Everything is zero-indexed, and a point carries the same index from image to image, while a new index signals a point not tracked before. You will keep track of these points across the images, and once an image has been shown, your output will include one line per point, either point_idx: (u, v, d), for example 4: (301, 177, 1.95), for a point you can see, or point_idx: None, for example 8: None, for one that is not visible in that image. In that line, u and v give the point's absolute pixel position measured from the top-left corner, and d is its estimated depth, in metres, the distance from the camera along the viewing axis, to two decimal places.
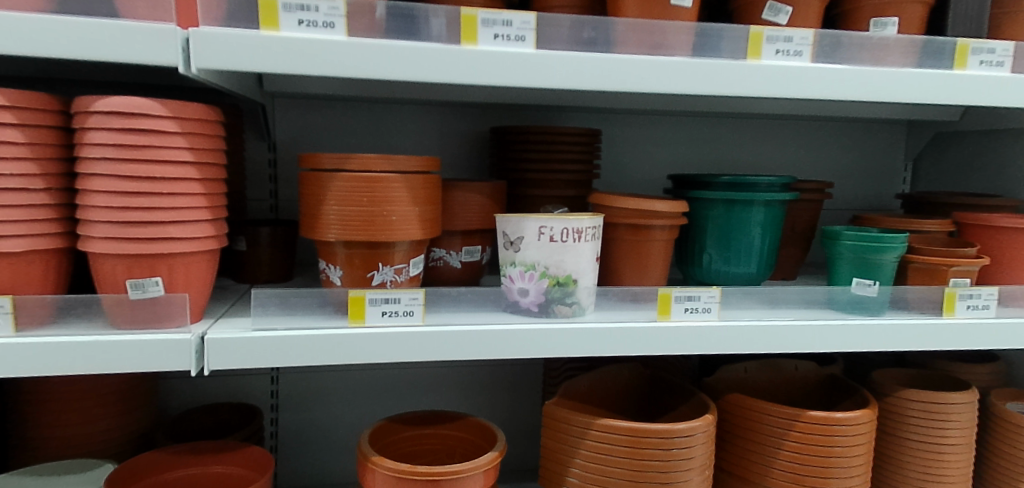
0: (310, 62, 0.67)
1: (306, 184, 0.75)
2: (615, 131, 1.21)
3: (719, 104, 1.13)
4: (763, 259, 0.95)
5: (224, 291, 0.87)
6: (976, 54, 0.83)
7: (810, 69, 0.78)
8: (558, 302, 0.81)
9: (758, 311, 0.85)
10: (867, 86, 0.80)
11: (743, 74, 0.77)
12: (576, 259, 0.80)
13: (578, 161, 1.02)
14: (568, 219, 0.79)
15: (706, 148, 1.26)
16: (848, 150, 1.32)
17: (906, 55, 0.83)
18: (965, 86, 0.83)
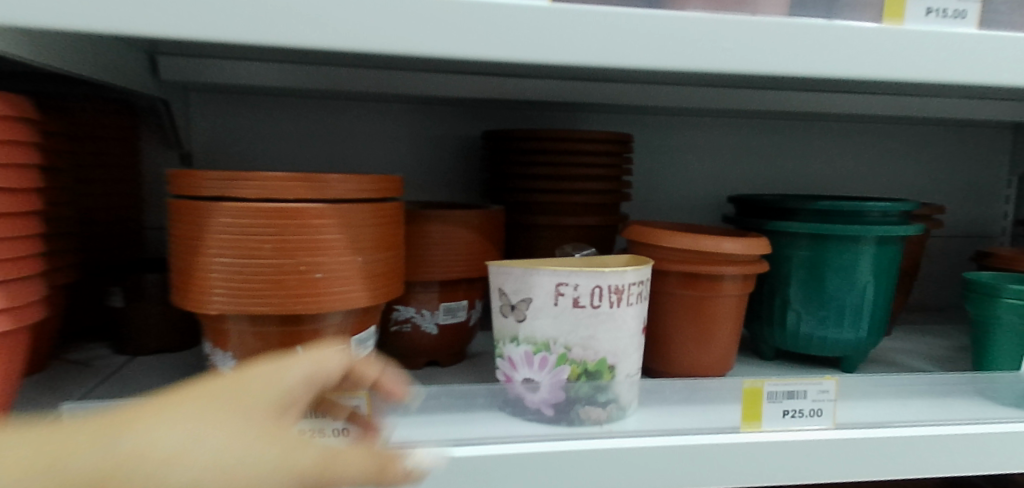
0: (162, 14, 0.39)
1: (176, 222, 0.46)
2: (647, 137, 0.93)
3: (790, 101, 0.85)
4: (873, 319, 0.66)
5: (80, 375, 0.59)
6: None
7: (992, 36, 0.49)
8: (585, 402, 0.52)
9: (891, 410, 0.56)
10: None
11: (895, 45, 0.47)
12: (614, 335, 0.52)
13: (601, 179, 0.74)
14: (602, 272, 0.50)
15: (763, 160, 0.98)
16: (941, 160, 1.04)
17: None
18: None
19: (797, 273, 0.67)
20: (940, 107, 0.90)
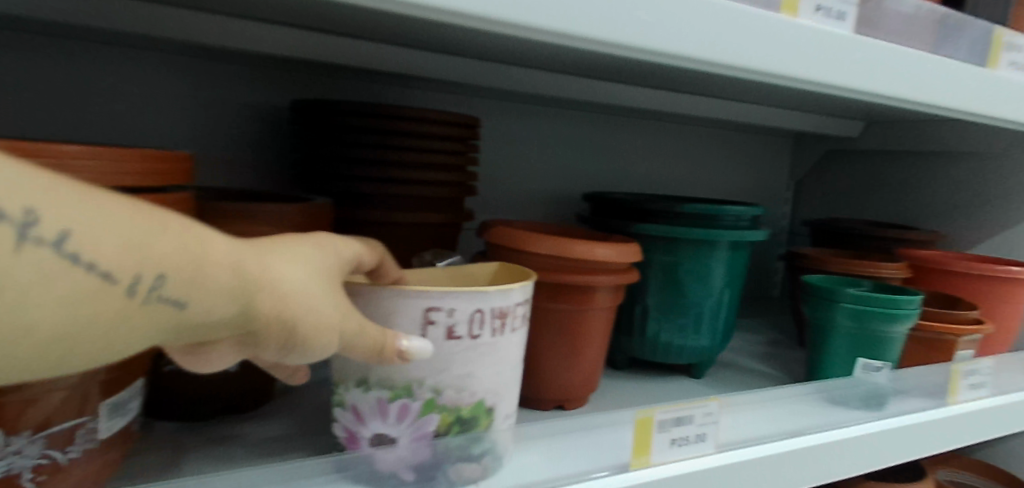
0: None
1: None
2: (491, 127, 0.87)
3: (637, 97, 0.84)
4: (722, 325, 0.65)
5: None
6: (1010, 51, 0.65)
7: (859, 43, 0.50)
8: (458, 459, 0.40)
9: (763, 423, 0.54)
10: (913, 80, 0.54)
11: (789, 40, 0.45)
12: (493, 370, 0.41)
13: (440, 172, 0.61)
14: (484, 293, 0.39)
15: (600, 156, 0.97)
16: (739, 164, 1.14)
17: (936, 42, 0.60)
18: (1003, 90, 0.62)
19: (657, 280, 0.63)
20: (754, 114, 0.96)
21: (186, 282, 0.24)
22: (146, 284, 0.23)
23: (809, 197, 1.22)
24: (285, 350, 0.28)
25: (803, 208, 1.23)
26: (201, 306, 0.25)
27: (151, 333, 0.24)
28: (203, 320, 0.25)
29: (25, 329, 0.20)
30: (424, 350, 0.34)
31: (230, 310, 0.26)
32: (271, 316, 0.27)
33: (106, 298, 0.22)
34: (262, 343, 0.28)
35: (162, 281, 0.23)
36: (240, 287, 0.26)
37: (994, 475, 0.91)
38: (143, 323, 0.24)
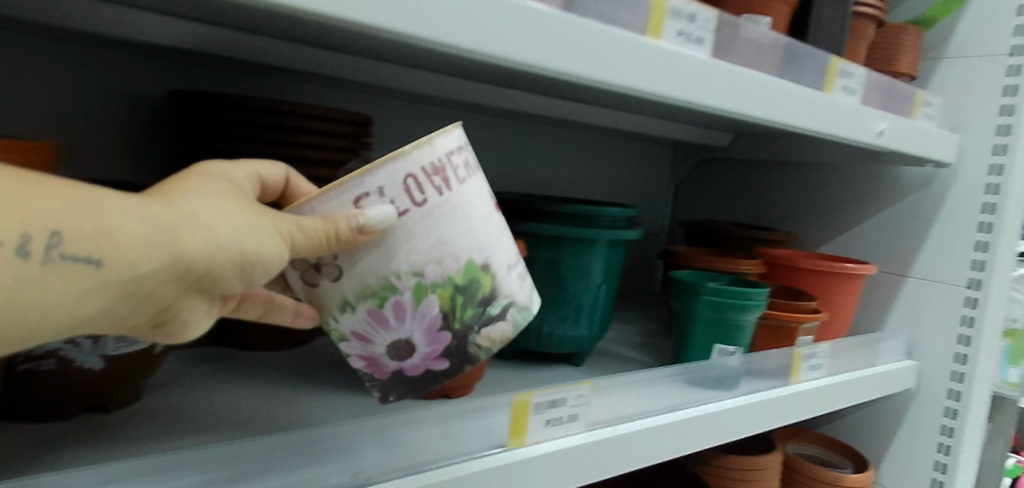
0: None
1: None
2: (389, 127, 0.89)
3: (527, 102, 0.89)
4: (600, 318, 0.71)
5: None
6: (844, 77, 0.75)
7: (714, 66, 0.56)
8: (477, 323, 0.45)
9: (633, 402, 0.60)
10: (762, 99, 0.62)
11: (652, 60, 0.51)
12: (461, 222, 0.43)
13: (332, 162, 0.62)
14: (403, 157, 0.40)
15: (494, 157, 1.02)
16: (625, 168, 1.23)
17: (784, 65, 0.69)
18: (837, 110, 0.72)
19: (542, 277, 0.67)
20: (635, 122, 1.04)
21: (85, 238, 0.27)
22: (43, 245, 0.26)
23: (685, 198, 1.33)
24: (240, 273, 0.34)
25: (681, 209, 1.34)
26: (117, 260, 0.28)
27: (85, 294, 0.28)
28: (137, 274, 0.29)
29: None
30: (387, 215, 0.39)
31: (159, 261, 0.30)
32: (200, 253, 0.31)
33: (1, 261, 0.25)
34: (210, 280, 0.33)
35: (57, 239, 0.27)
36: (153, 234, 0.29)
37: (833, 446, 1.05)
38: (73, 279, 0.27)
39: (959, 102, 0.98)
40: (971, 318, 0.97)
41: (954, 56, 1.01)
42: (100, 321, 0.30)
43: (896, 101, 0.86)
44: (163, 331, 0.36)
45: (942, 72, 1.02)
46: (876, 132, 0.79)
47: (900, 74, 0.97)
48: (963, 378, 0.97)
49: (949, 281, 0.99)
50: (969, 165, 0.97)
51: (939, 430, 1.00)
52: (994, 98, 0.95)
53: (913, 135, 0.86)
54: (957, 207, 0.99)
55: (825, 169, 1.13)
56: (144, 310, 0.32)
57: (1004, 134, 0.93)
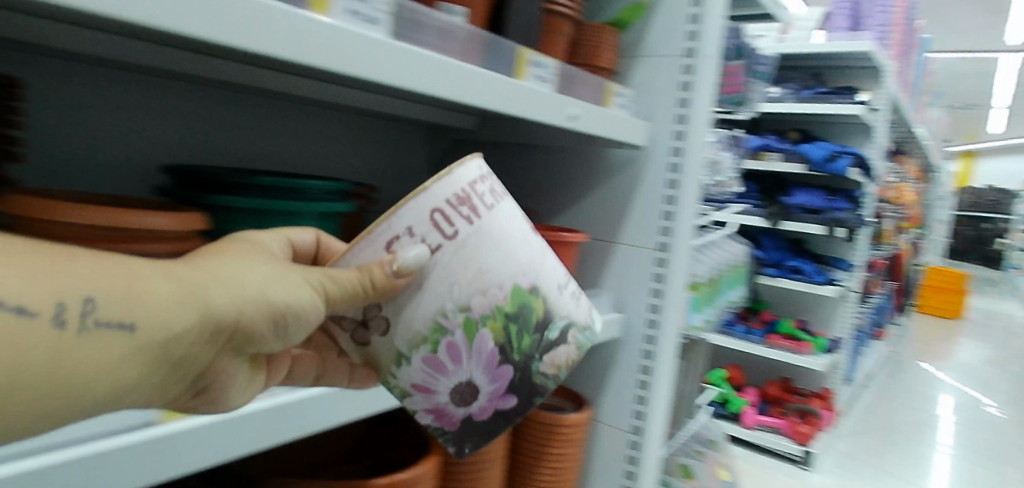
0: None
1: None
2: (80, 95, 0.88)
3: (244, 77, 0.89)
4: None
5: None
6: (534, 67, 0.86)
7: (389, 45, 0.61)
8: (539, 339, 0.62)
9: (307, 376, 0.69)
10: (449, 81, 0.68)
11: (318, 36, 0.54)
12: (495, 252, 0.57)
13: None
14: (428, 194, 0.54)
15: (217, 129, 1.02)
16: (373, 145, 1.28)
17: (476, 53, 0.77)
18: (529, 95, 0.82)
19: None
20: (371, 101, 1.10)
21: (111, 306, 0.42)
22: (77, 306, 0.40)
23: (444, 176, 1.42)
24: (272, 323, 0.51)
25: None
26: (147, 323, 0.43)
27: (139, 343, 0.43)
28: (171, 333, 0.45)
29: (54, 358, 0.40)
30: (419, 254, 0.54)
31: (186, 320, 0.45)
32: (222, 308, 0.47)
33: (39, 327, 0.39)
34: (241, 331, 0.50)
35: (89, 304, 0.41)
36: (179, 297, 0.45)
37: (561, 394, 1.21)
38: (119, 336, 0.42)
39: (649, 93, 1.17)
40: (660, 274, 1.16)
41: (648, 55, 1.19)
42: (159, 378, 0.46)
43: (586, 90, 1.00)
44: (210, 388, 0.53)
45: (638, 68, 1.20)
46: (567, 116, 0.90)
47: (600, 68, 1.11)
48: (655, 324, 1.17)
49: (645, 244, 1.18)
50: (657, 147, 1.16)
51: (639, 369, 1.19)
52: (673, 91, 1.14)
53: (605, 119, 1.00)
54: (650, 182, 1.17)
55: (552, 150, 1.28)
56: (188, 366, 0.48)
57: (680, 122, 1.13)
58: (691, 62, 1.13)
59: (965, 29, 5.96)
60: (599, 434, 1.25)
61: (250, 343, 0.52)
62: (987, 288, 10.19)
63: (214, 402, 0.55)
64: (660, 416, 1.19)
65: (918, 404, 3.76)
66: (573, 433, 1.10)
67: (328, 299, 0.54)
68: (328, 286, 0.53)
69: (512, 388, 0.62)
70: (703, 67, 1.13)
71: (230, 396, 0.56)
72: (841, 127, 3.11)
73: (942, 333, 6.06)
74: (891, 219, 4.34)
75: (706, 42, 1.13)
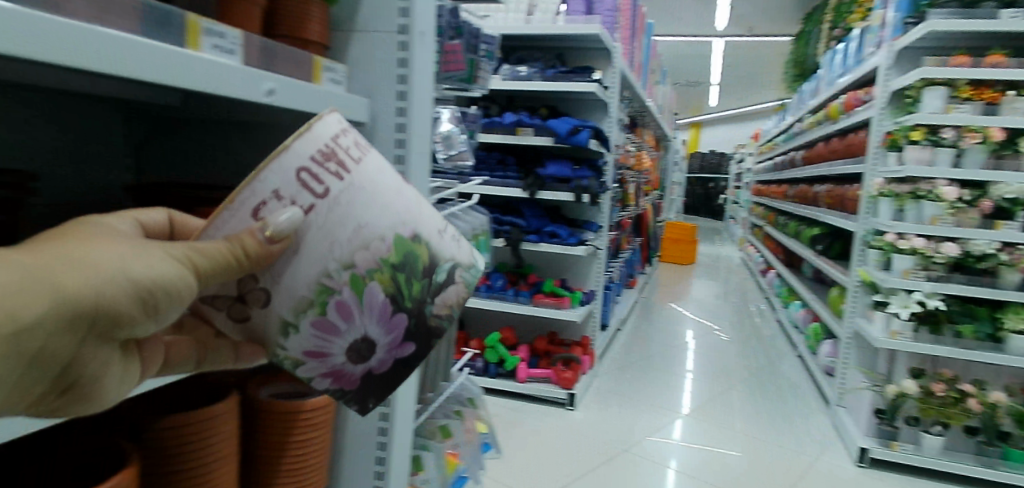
0: None
1: None
2: None
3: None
4: None
5: None
6: (208, 36, 0.69)
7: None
8: (421, 288, 0.64)
9: None
10: (63, 47, 0.52)
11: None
12: (366, 207, 0.58)
13: None
14: (289, 152, 0.55)
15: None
16: (18, 123, 0.97)
17: (130, 20, 0.60)
18: (198, 71, 0.66)
19: None
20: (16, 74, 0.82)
21: None
22: None
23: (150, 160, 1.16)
24: (141, 304, 0.47)
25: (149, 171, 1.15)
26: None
27: None
28: (20, 323, 0.41)
29: None
30: (292, 215, 0.55)
31: (36, 307, 0.42)
32: (78, 292, 0.44)
33: None
34: (105, 315, 0.46)
35: None
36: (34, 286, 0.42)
37: None
38: None
39: (366, 69, 1.05)
40: None
41: (362, 30, 1.06)
42: (18, 371, 0.43)
43: (285, 65, 0.84)
44: (84, 382, 0.48)
45: (354, 46, 1.06)
46: (264, 92, 0.76)
47: (309, 42, 0.94)
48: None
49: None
50: (380, 125, 1.06)
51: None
52: (391, 69, 1.05)
53: (310, 96, 0.86)
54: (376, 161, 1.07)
55: (284, 130, 1.10)
56: (52, 358, 0.44)
57: (401, 99, 1.05)
58: (406, 40, 1.04)
59: (679, 14, 6.90)
60: (349, 418, 1.14)
61: (120, 329, 0.48)
62: (711, 235, 12.18)
63: (87, 401, 0.50)
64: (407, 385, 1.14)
65: (658, 338, 4.36)
66: (318, 416, 0.98)
67: (197, 272, 0.51)
68: (194, 256, 0.51)
69: (409, 335, 0.65)
70: (417, 45, 1.06)
71: (105, 389, 0.50)
72: (582, 103, 3.40)
73: (679, 276, 7.11)
74: (632, 182, 4.94)
75: (419, 19, 1.05)
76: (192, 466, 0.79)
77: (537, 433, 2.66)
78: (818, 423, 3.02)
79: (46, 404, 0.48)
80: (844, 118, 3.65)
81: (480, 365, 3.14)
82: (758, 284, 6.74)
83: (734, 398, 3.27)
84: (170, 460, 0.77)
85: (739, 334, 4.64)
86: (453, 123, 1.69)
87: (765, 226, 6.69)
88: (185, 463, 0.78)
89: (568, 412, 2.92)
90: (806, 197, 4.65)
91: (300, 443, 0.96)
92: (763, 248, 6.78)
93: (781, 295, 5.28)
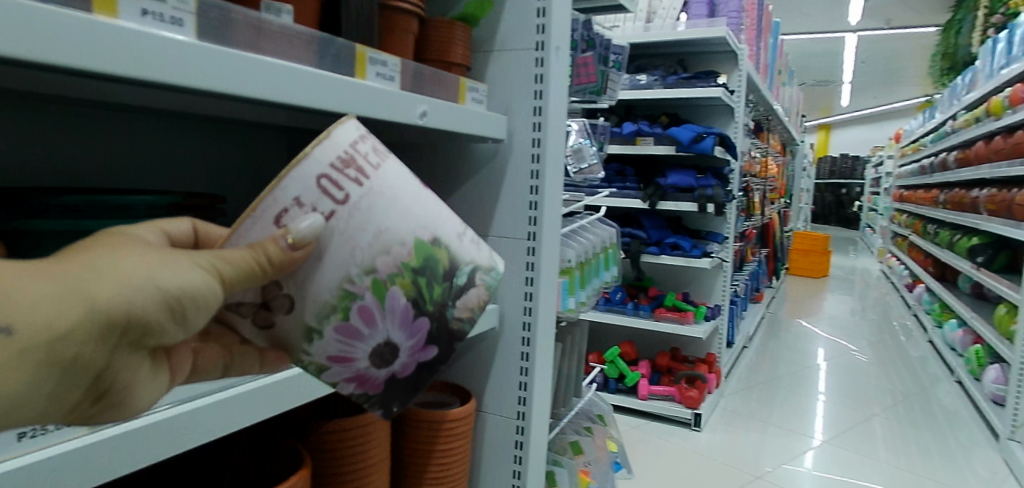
0: None
1: None
2: None
3: (18, 86, 0.69)
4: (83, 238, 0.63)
5: None
6: (373, 64, 0.75)
7: (194, 47, 0.53)
8: (446, 295, 0.54)
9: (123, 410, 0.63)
10: (264, 82, 0.59)
11: (55, 33, 0.44)
12: (387, 209, 0.49)
13: None
14: (308, 160, 0.46)
15: (13, 148, 0.82)
16: (207, 152, 1.08)
17: (310, 54, 0.66)
18: (369, 97, 0.72)
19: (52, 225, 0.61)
20: (188, 106, 0.87)
21: None
22: None
23: None
24: (169, 312, 0.41)
25: None
26: None
27: None
28: (54, 331, 0.37)
29: None
30: (314, 223, 0.45)
31: (70, 313, 0.38)
32: (107, 301, 0.39)
33: None
34: (135, 324, 0.40)
35: None
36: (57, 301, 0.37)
37: (448, 390, 1.17)
38: None
39: (504, 86, 1.08)
40: (531, 277, 1.10)
41: (499, 50, 1.09)
42: (48, 384, 0.38)
43: (433, 86, 0.89)
44: (115, 393, 0.43)
45: (492, 66, 1.10)
46: (418, 115, 0.80)
47: (453, 65, 0.99)
48: (531, 313, 1.10)
49: (515, 234, 1.11)
50: (516, 140, 1.09)
51: (520, 356, 1.13)
52: (528, 85, 1.06)
53: (456, 115, 0.89)
54: (512, 174, 1.11)
55: (431, 147, 1.20)
56: (82, 370, 0.39)
57: (537, 114, 1.06)
58: (543, 55, 1.06)
59: (808, 11, 6.49)
60: (486, 426, 1.17)
61: (147, 338, 0.42)
62: (845, 246, 11.23)
63: (122, 413, 0.44)
64: (541, 398, 1.16)
65: (786, 356, 4.08)
66: (458, 427, 1.05)
67: (225, 281, 0.43)
68: (219, 263, 0.43)
69: (432, 338, 0.55)
70: (553, 60, 1.07)
71: (140, 402, 0.45)
72: (706, 109, 3.27)
73: (811, 290, 6.60)
74: (757, 190, 4.67)
75: (554, 35, 1.07)
76: (348, 466, 0.89)
77: (663, 452, 2.57)
78: (984, 460, 2.65)
79: (82, 417, 0.43)
80: (1010, 114, 3.24)
81: (600, 379, 3.08)
82: (902, 299, 6.11)
83: (879, 426, 2.97)
84: (329, 462, 0.88)
85: (881, 356, 4.19)
86: (581, 136, 1.71)
87: (911, 236, 6.08)
88: (342, 465, 0.88)
89: (694, 433, 2.79)
90: (962, 202, 4.16)
91: (444, 451, 1.03)
92: (909, 259, 6.15)
93: (932, 313, 4.74)
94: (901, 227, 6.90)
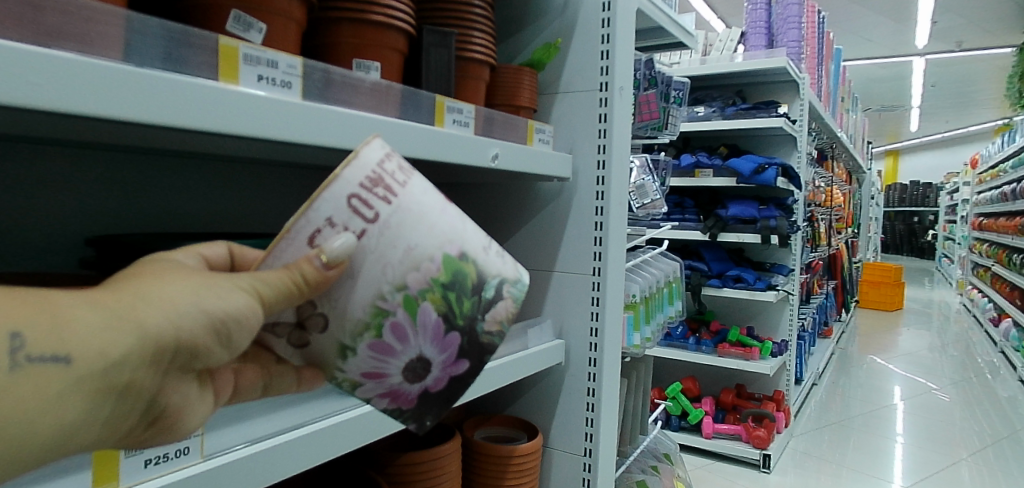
0: None
1: None
2: (43, 175, 0.79)
3: (122, 141, 0.73)
4: None
5: None
6: (451, 113, 0.78)
7: (302, 107, 0.56)
8: (479, 307, 0.49)
9: None
10: (359, 134, 0.62)
11: (184, 103, 0.47)
12: (416, 225, 0.45)
13: None
14: (338, 181, 0.42)
15: (115, 197, 0.86)
16: (290, 195, 1.10)
17: (394, 102, 0.69)
18: (447, 142, 0.75)
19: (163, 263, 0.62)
20: (276, 156, 0.91)
21: (45, 342, 0.33)
22: None
23: None
24: (214, 335, 0.40)
25: None
26: (83, 350, 0.34)
27: (53, 390, 0.34)
28: (109, 359, 0.36)
29: None
30: (347, 242, 0.42)
31: (123, 342, 0.36)
32: (159, 327, 0.37)
33: None
34: (183, 348, 0.39)
35: (20, 340, 0.33)
36: (109, 331, 0.36)
37: (514, 423, 1.16)
38: (43, 380, 0.33)
39: (569, 126, 1.09)
40: (597, 313, 1.08)
41: (564, 92, 1.11)
42: (104, 414, 0.37)
43: (505, 130, 0.91)
44: (166, 418, 0.42)
45: (557, 107, 1.11)
46: (490, 157, 0.81)
47: (521, 108, 1.01)
48: (597, 348, 1.09)
49: (580, 270, 1.11)
50: (582, 178, 1.09)
51: (585, 392, 1.11)
52: (592, 124, 1.07)
53: (527, 157, 0.91)
54: (577, 210, 1.11)
55: (501, 188, 1.22)
56: (137, 396, 0.38)
57: (602, 152, 1.06)
58: (607, 96, 1.07)
59: (872, 36, 6.29)
60: (554, 461, 1.15)
61: (191, 362, 0.40)
62: (920, 278, 10.61)
63: (174, 437, 0.43)
64: (608, 434, 1.13)
65: (860, 395, 3.85)
66: (526, 462, 1.02)
67: (262, 304, 0.42)
68: (259, 287, 0.41)
69: (463, 353, 0.49)
70: (617, 100, 1.07)
71: (192, 423, 0.44)
72: (767, 139, 3.19)
73: (885, 324, 6.26)
74: (823, 221, 4.48)
75: (618, 75, 1.07)
76: None
77: None
78: None
79: (133, 442, 0.41)
80: None
81: (662, 416, 2.98)
82: (987, 335, 5.67)
83: (966, 473, 2.74)
84: None
85: (966, 396, 3.89)
86: (644, 171, 1.68)
87: (994, 266, 5.69)
88: None
89: (763, 475, 2.66)
90: None
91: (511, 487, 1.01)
92: (994, 292, 5.72)
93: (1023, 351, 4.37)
94: (982, 257, 6.47)
